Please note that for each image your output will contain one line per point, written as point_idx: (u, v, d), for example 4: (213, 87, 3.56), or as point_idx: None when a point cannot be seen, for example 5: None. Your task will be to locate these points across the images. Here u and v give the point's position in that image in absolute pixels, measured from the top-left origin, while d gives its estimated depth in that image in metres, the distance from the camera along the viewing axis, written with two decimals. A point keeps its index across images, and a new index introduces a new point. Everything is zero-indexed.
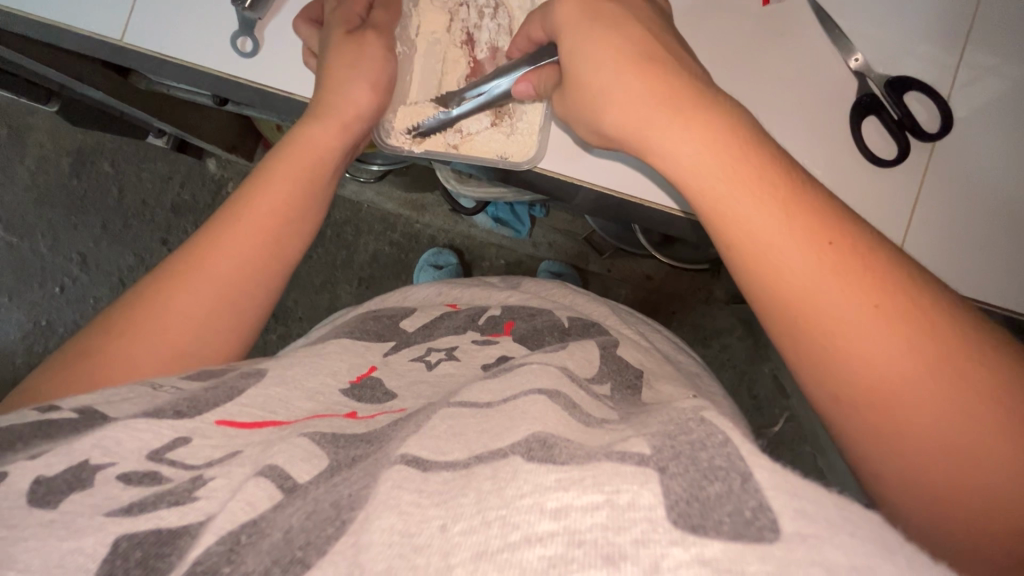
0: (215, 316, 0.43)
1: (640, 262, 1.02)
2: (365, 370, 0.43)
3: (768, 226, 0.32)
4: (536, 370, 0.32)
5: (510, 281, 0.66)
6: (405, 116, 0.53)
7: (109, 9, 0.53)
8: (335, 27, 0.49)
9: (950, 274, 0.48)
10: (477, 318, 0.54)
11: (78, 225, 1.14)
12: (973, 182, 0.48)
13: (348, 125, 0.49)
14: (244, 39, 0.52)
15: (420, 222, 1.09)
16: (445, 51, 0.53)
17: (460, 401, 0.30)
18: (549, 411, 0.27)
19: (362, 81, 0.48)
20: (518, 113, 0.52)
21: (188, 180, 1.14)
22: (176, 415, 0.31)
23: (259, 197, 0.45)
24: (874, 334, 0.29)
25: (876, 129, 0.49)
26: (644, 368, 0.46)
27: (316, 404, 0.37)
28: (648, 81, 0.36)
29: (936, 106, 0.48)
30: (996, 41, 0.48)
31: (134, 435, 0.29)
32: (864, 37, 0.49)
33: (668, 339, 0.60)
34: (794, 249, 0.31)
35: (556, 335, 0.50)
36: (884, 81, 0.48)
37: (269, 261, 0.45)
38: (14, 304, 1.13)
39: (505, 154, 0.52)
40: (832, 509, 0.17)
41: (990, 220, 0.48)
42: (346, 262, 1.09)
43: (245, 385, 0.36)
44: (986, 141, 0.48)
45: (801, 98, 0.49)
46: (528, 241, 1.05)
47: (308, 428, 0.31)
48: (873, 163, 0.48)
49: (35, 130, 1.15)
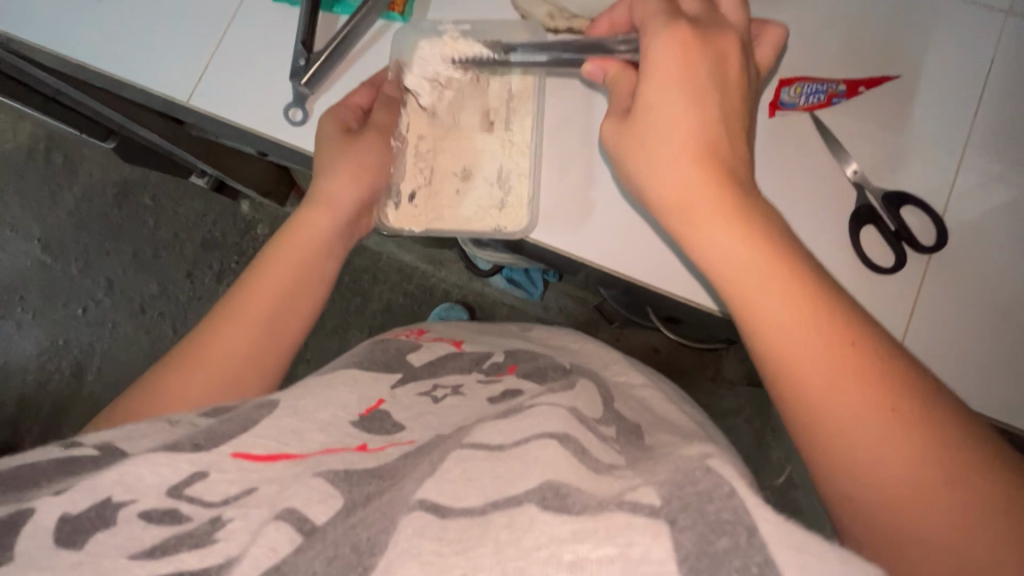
0: (218, 384, 0.51)
1: (650, 336, 1.12)
2: (374, 404, 0.44)
3: (784, 326, 0.40)
4: (545, 411, 0.33)
5: (522, 327, 0.69)
6: (403, 206, 0.61)
7: (178, 79, 0.65)
8: (330, 126, 0.60)
9: (952, 339, 0.54)
10: (482, 362, 0.55)
11: (109, 252, 1.34)
12: (973, 257, 0.55)
13: (338, 209, 0.60)
14: (295, 111, 0.63)
15: (436, 275, 1.17)
16: (438, 139, 0.62)
17: (472, 442, 0.31)
18: (559, 457, 0.28)
19: (348, 173, 0.59)
20: (506, 190, 0.60)
21: (220, 217, 1.31)
22: (193, 448, 0.33)
23: (264, 277, 0.56)
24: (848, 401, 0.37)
25: (875, 236, 0.56)
26: (642, 423, 0.46)
27: (327, 437, 0.38)
28: (694, 151, 0.44)
29: (933, 221, 0.55)
30: (986, 143, 0.56)
31: (155, 470, 0.30)
32: (873, 133, 0.57)
33: (673, 389, 0.62)
34: (811, 349, 0.39)
35: (559, 370, 0.51)
36: (882, 194, 0.55)
37: (271, 329, 0.55)
38: (37, 321, 1.35)
39: (499, 226, 0.59)
40: (835, 563, 0.19)
41: (950, 308, 0.54)
42: (359, 308, 1.18)
43: (259, 416, 0.38)
44: (986, 229, 0.55)
45: (802, 157, 0.57)
46: (540, 304, 1.14)
47: (320, 467, 0.33)
48: (876, 270, 0.55)
49: (87, 162, 1.38)
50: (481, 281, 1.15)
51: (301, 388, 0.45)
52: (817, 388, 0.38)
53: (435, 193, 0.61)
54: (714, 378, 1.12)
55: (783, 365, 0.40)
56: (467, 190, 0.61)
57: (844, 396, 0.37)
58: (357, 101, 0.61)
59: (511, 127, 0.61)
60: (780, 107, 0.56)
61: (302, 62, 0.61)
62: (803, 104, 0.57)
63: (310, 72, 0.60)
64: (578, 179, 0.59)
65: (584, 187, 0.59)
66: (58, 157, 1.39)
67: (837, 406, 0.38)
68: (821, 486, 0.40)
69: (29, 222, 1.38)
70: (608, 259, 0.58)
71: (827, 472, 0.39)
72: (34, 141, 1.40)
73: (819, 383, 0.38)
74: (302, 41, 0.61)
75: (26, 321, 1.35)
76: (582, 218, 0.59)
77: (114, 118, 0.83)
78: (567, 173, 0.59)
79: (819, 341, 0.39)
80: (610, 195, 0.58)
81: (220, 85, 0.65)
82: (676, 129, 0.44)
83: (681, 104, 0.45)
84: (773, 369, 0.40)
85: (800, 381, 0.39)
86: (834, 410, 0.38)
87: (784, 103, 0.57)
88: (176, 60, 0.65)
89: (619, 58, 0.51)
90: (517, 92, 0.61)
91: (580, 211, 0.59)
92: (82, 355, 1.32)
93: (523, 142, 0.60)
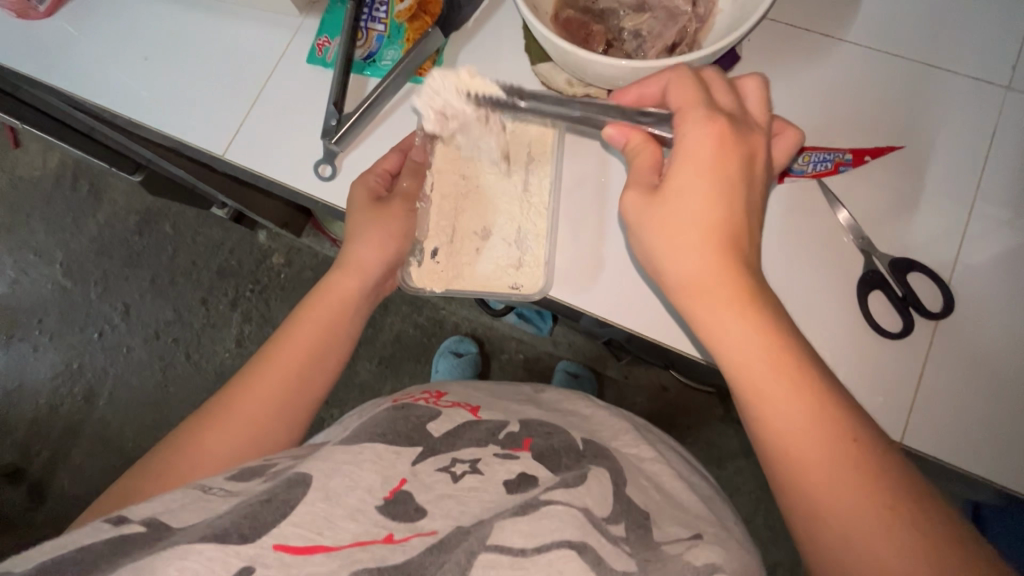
0: (243, 442, 0.54)
1: (658, 375, 1.23)
2: (397, 484, 0.46)
3: (793, 422, 0.41)
4: (562, 512, 0.36)
5: (533, 387, 0.72)
6: (425, 265, 0.65)
7: (214, 133, 0.72)
8: (360, 194, 0.64)
9: (942, 415, 0.57)
10: (498, 432, 0.56)
11: (129, 277, 1.41)
12: (968, 335, 0.58)
13: (366, 272, 0.64)
14: (325, 166, 0.69)
15: (447, 309, 1.31)
16: (460, 197, 0.65)
17: (496, 545, 0.34)
18: (578, 574, 0.32)
19: (379, 239, 0.64)
20: (524, 249, 0.63)
21: (238, 246, 1.40)
22: (240, 539, 0.36)
23: (295, 336, 0.60)
24: (849, 502, 0.39)
25: (883, 302, 0.60)
26: (652, 509, 0.47)
27: (358, 525, 0.41)
28: (716, 240, 0.44)
29: (940, 290, 0.59)
30: (984, 224, 0.60)
31: (208, 566, 0.34)
32: (874, 211, 0.61)
33: (680, 456, 0.64)
34: (817, 447, 0.40)
35: (573, 456, 0.53)
36: (888, 260, 0.60)
37: (297, 388, 0.58)
38: (52, 344, 1.41)
39: (517, 284, 0.63)
40: None
41: (939, 396, 0.57)
42: (371, 339, 1.32)
43: (294, 498, 0.40)
44: (983, 309, 0.58)
45: (809, 219, 0.61)
46: (548, 339, 1.27)
47: (357, 564, 0.37)
48: (886, 336, 0.59)
49: (112, 189, 1.46)
50: (491, 319, 1.29)
51: (327, 453, 0.47)
52: (821, 485, 0.40)
53: (456, 252, 0.65)
54: (722, 416, 1.21)
55: (791, 458, 0.41)
56: (489, 248, 0.65)
57: (845, 498, 0.40)
58: (386, 169, 0.65)
59: (531, 189, 0.64)
60: (790, 173, 0.61)
61: (333, 122, 0.68)
62: (812, 171, 0.61)
63: (340, 131, 0.67)
64: (590, 240, 0.63)
65: (597, 249, 0.63)
66: (84, 185, 1.48)
67: (837, 507, 0.40)
68: (816, 572, 0.42)
69: (52, 248, 1.45)
70: (619, 314, 0.61)
71: (824, 564, 0.41)
72: (63, 168, 1.49)
73: (822, 479, 0.40)
74: (334, 103, 0.68)
75: (41, 342, 1.41)
76: (593, 277, 0.62)
77: (149, 156, 0.91)
78: (580, 238, 0.63)
79: (826, 442, 0.40)
80: (622, 256, 0.62)
81: (252, 139, 0.72)
82: (701, 218, 0.44)
83: (708, 191, 0.44)
84: (779, 460, 0.42)
85: (803, 476, 0.41)
86: (834, 510, 0.40)
87: (793, 169, 0.61)
88: (213, 117, 0.73)
89: (643, 128, 0.49)
90: (537, 154, 0.65)
91: (591, 271, 0.62)
92: (94, 381, 1.38)
93: (542, 203, 0.63)
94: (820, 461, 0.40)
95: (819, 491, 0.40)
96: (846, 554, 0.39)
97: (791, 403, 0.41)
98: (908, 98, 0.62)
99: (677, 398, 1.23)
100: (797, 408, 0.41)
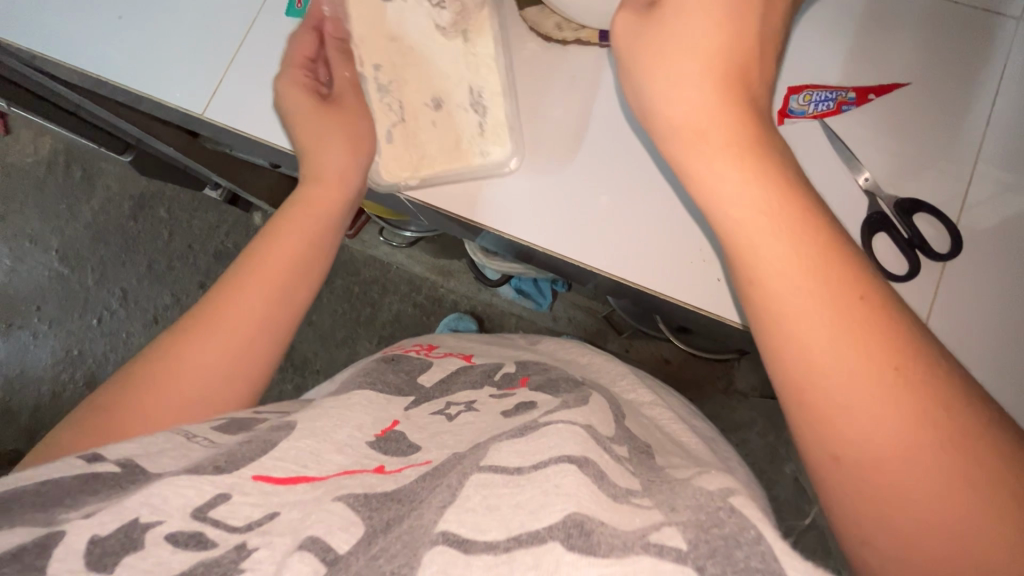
0: (212, 380, 0.45)
1: (660, 347, 1.20)
2: (389, 424, 0.43)
3: (791, 269, 0.36)
4: (562, 432, 0.32)
5: (531, 338, 0.69)
6: (385, 155, 0.61)
7: (193, 93, 0.67)
8: (292, 91, 0.60)
9: (966, 354, 0.54)
10: (494, 373, 0.54)
11: (126, 263, 1.38)
12: (991, 268, 0.55)
13: (346, 183, 0.58)
14: None
15: (445, 286, 1.28)
16: (404, 77, 0.61)
17: (491, 465, 0.31)
18: (580, 486, 0.28)
19: (349, 149, 0.59)
20: (483, 113, 0.60)
21: (234, 229, 1.37)
22: (216, 470, 0.32)
23: (273, 254, 0.52)
24: (855, 372, 0.34)
25: (888, 245, 0.56)
26: (652, 442, 0.45)
27: (345, 457, 0.37)
28: (710, 69, 0.41)
29: (948, 231, 0.55)
30: (1003, 151, 0.56)
31: (179, 492, 0.30)
32: (881, 144, 0.58)
33: (685, 403, 0.62)
34: (819, 302, 0.35)
35: (572, 382, 0.50)
36: (894, 202, 0.56)
37: (278, 317, 0.50)
38: (52, 332, 1.38)
39: (485, 150, 0.60)
40: None
41: (958, 334, 0.54)
42: (370, 319, 1.30)
43: (278, 438, 0.37)
44: (1006, 242, 0.55)
45: (815, 158, 0.58)
46: (549, 314, 1.24)
47: (341, 489, 0.33)
48: (893, 279, 0.55)
49: (104, 174, 1.43)
50: (490, 294, 1.26)
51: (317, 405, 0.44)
52: (824, 358, 0.34)
53: (414, 130, 0.61)
54: (726, 390, 1.19)
55: (783, 317, 0.36)
56: (449, 117, 0.61)
57: (851, 370, 0.34)
58: (302, 55, 0.61)
59: (475, 50, 0.60)
60: (791, 115, 0.58)
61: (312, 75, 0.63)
62: (812, 112, 0.58)
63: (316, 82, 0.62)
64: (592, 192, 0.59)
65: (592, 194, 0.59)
66: (76, 170, 1.44)
67: (840, 381, 0.34)
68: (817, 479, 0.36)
69: (47, 235, 1.42)
70: (620, 265, 0.58)
71: (822, 460, 0.35)
72: (54, 154, 1.45)
73: (821, 344, 0.35)
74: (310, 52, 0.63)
75: (41, 330, 1.39)
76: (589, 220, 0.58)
77: (135, 133, 0.87)
78: (577, 184, 0.59)
79: (827, 294, 0.35)
80: (625, 200, 0.58)
81: (235, 97, 0.66)
82: (700, 41, 0.41)
83: (709, 18, 0.41)
84: (769, 322, 0.37)
85: (798, 336, 0.35)
86: (838, 384, 0.34)
87: (793, 111, 0.58)
88: (193, 74, 0.68)
89: None
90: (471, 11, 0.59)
91: (580, 218, 0.58)
92: (95, 366, 1.35)
93: (490, 62, 0.60)
94: (820, 315, 0.35)
95: (819, 361, 0.34)
96: (847, 439, 0.34)
97: (788, 251, 0.36)
98: (920, 24, 0.58)
99: (680, 371, 1.20)
100: (792, 256, 0.36)
